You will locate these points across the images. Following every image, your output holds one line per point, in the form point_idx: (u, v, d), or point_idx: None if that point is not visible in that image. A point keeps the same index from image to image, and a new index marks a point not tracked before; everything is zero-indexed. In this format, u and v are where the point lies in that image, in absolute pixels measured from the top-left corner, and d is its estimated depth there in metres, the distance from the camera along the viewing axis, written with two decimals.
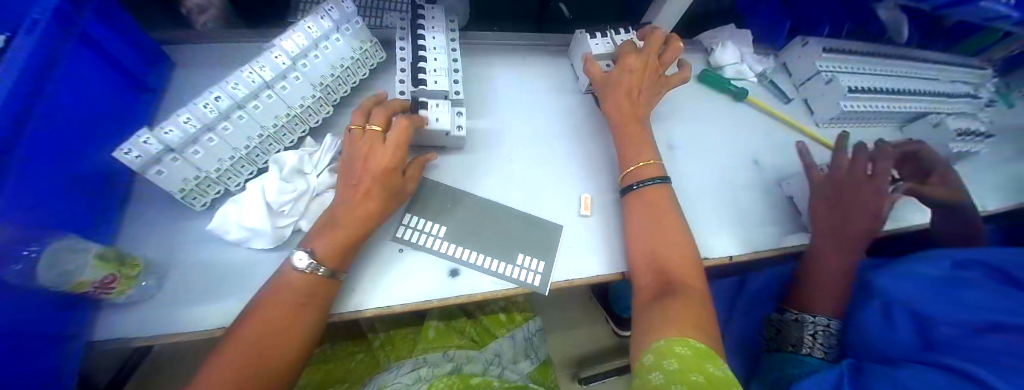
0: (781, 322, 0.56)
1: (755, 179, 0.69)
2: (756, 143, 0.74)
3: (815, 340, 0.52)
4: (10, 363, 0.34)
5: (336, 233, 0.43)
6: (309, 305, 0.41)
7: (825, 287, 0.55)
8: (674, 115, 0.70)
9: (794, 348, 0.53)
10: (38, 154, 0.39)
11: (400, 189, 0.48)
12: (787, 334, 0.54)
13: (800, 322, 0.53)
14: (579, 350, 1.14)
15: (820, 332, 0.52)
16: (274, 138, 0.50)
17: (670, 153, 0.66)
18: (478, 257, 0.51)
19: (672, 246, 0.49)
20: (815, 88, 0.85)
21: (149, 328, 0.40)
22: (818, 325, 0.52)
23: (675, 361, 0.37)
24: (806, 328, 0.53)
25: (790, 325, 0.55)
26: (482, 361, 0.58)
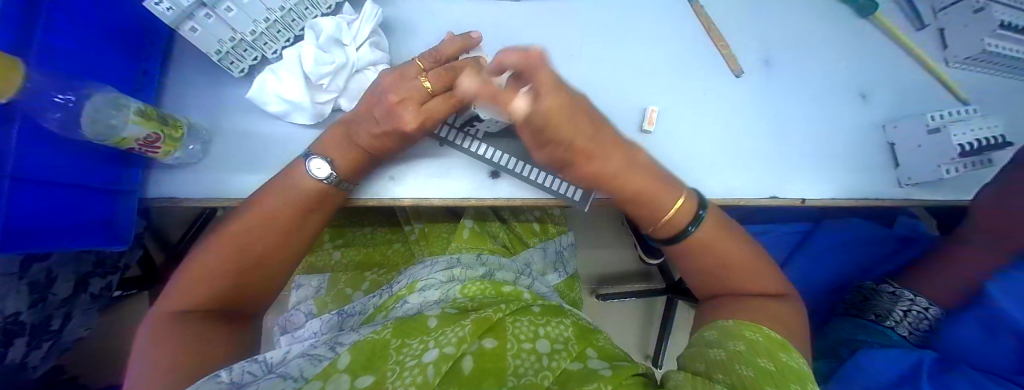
0: (872, 291, 0.56)
1: (858, 118, 0.57)
2: (869, 74, 0.60)
3: (905, 317, 0.51)
4: (57, 209, 0.35)
5: (356, 149, 0.41)
6: (319, 212, 0.43)
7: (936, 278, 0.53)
8: (779, 26, 0.57)
9: (877, 318, 0.53)
10: None
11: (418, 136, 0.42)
12: (874, 305, 0.54)
13: (896, 297, 0.53)
14: (599, 271, 1.16)
15: (913, 311, 0.51)
16: (310, 2, 0.43)
17: (764, 70, 0.54)
18: (514, 162, 0.45)
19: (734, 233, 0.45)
20: (957, 15, 0.66)
21: (196, 193, 0.41)
22: (915, 305, 0.51)
23: (742, 344, 0.35)
24: (901, 304, 0.52)
25: (883, 296, 0.55)
26: (514, 270, 0.57)
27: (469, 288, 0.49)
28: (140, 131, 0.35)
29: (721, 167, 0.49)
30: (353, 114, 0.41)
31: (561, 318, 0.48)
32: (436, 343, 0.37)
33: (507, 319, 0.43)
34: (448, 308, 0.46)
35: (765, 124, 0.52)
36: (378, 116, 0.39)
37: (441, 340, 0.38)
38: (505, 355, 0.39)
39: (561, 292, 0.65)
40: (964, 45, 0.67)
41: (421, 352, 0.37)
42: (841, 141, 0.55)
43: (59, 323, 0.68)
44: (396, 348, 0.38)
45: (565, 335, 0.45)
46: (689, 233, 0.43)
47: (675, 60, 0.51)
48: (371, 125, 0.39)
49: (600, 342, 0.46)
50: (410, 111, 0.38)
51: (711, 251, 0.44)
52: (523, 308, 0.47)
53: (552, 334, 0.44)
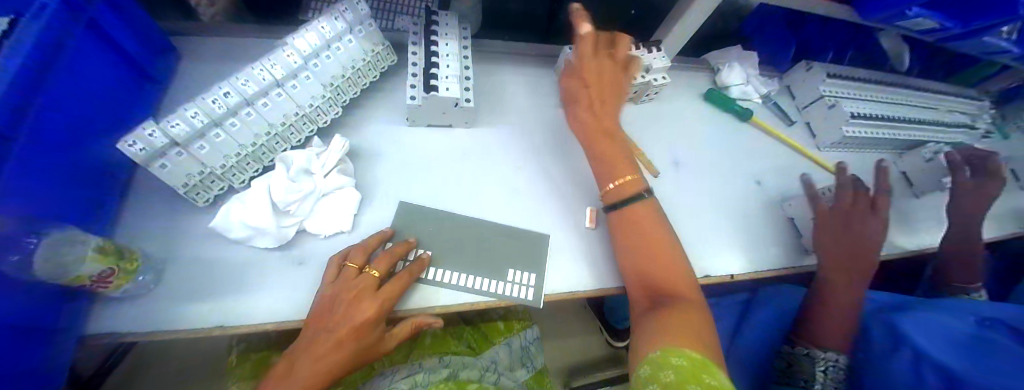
0: (791, 356, 0.55)
1: (759, 200, 0.69)
2: (758, 164, 0.74)
3: (826, 376, 0.52)
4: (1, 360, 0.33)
5: (313, 353, 0.38)
6: None
7: (835, 320, 0.55)
8: (681, 132, 0.70)
9: (805, 384, 0.52)
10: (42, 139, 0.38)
11: (375, 345, 0.42)
12: (797, 368, 0.54)
13: (812, 358, 0.53)
14: (570, 362, 1.13)
15: (830, 368, 0.52)
16: (281, 136, 0.49)
17: (677, 169, 0.65)
18: (458, 275, 0.47)
19: (666, 266, 0.47)
20: (819, 112, 0.85)
21: (143, 325, 0.39)
22: (828, 361, 0.53)
23: (672, 372, 0.34)
24: (818, 364, 0.53)
25: (801, 359, 0.54)
26: (478, 367, 0.57)
27: None
28: (94, 268, 0.36)
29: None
30: (303, 338, 0.39)
31: None
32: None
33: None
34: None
35: (687, 212, 0.61)
36: (334, 333, 0.39)
37: None
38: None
39: (533, 388, 0.64)
40: (829, 135, 0.85)
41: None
42: (749, 220, 0.65)
43: None
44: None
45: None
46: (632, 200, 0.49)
47: None
48: (324, 340, 0.39)
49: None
50: (369, 307, 0.40)
51: (650, 242, 0.47)
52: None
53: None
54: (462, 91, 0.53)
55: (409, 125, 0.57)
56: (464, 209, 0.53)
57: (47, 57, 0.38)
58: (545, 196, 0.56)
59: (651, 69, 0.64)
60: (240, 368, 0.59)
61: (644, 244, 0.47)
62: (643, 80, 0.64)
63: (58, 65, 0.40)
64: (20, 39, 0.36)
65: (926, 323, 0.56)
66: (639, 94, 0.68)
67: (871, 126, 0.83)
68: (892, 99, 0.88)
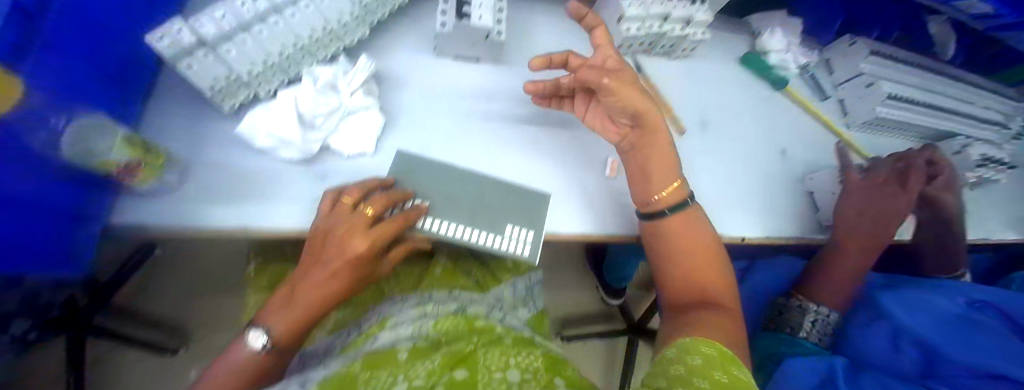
0: (785, 306, 0.63)
1: (781, 171, 0.68)
2: (785, 135, 0.72)
3: (813, 327, 0.59)
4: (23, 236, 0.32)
5: (315, 292, 0.40)
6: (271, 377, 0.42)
7: (833, 279, 0.61)
8: (712, 93, 0.68)
9: (792, 330, 0.60)
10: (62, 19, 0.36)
11: (371, 272, 0.44)
12: (789, 319, 0.61)
13: (805, 309, 0.60)
14: (565, 313, 1.17)
15: (819, 320, 0.59)
16: (307, 50, 0.47)
17: (703, 129, 0.63)
18: (453, 226, 0.46)
19: (693, 242, 0.47)
20: (854, 90, 0.82)
21: (167, 220, 0.40)
22: (820, 314, 0.59)
23: (699, 357, 0.36)
24: (808, 315, 0.60)
25: (794, 311, 0.61)
26: (485, 303, 0.60)
27: (443, 323, 0.50)
28: (122, 156, 0.37)
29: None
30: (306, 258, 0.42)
31: (532, 348, 0.48)
32: (404, 376, 0.39)
33: (478, 350, 0.45)
34: (418, 341, 0.47)
35: (707, 174, 0.60)
36: (333, 258, 0.40)
37: (409, 373, 0.40)
38: (475, 385, 0.40)
39: (535, 327, 0.67)
40: (861, 112, 0.82)
41: (389, 384, 0.38)
42: (767, 189, 0.65)
43: None
44: (366, 381, 0.39)
45: (535, 365, 0.44)
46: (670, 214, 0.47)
47: None
48: (319, 274, 0.40)
49: (574, 372, 0.46)
50: (359, 243, 0.40)
51: (682, 246, 0.47)
52: (495, 340, 0.48)
53: (522, 363, 0.44)
54: (494, 22, 0.50)
55: (437, 55, 0.55)
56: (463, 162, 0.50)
57: None
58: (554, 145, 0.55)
59: (692, 22, 0.61)
60: (259, 280, 0.62)
61: (677, 246, 0.47)
62: (680, 34, 0.61)
63: None
64: None
65: (911, 303, 0.59)
66: (673, 48, 0.65)
67: (907, 110, 0.80)
68: (936, 86, 0.84)
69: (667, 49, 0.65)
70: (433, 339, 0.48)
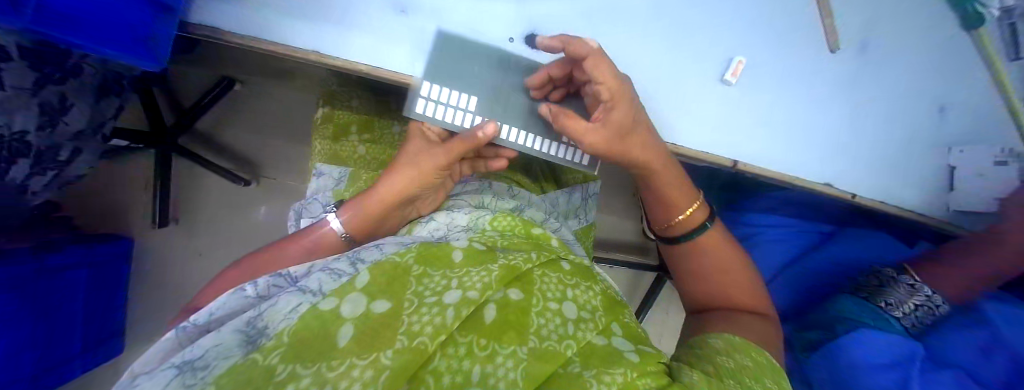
0: (888, 278, 0.58)
1: (931, 132, 0.55)
2: (955, 88, 0.57)
3: (913, 311, 0.55)
4: (101, 10, 0.32)
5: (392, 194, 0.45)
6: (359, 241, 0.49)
7: (965, 270, 0.56)
8: (891, 11, 0.51)
9: (887, 306, 0.56)
10: None
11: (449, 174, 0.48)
12: (886, 293, 0.57)
13: (913, 289, 0.55)
14: (602, 236, 1.16)
15: (921, 304, 0.55)
16: None
17: (859, 55, 0.49)
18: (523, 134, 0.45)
19: (737, 265, 0.50)
20: None
21: (247, 29, 0.38)
22: (927, 299, 0.55)
23: (750, 361, 0.38)
24: (914, 296, 0.55)
25: (899, 285, 0.57)
26: (542, 209, 0.59)
27: (501, 221, 0.50)
28: None
29: (776, 152, 0.48)
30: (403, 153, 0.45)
31: (591, 283, 0.47)
32: (459, 283, 0.38)
33: (535, 272, 0.43)
34: (475, 242, 0.45)
35: (840, 111, 0.49)
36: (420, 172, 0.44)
37: (464, 281, 0.38)
38: (528, 311, 0.38)
39: (580, 239, 0.66)
40: None
41: (441, 290, 0.37)
42: (904, 147, 0.53)
43: (69, 155, 0.66)
44: (417, 276, 0.38)
45: (592, 303, 0.43)
46: (694, 235, 0.50)
47: (778, 20, 0.46)
48: (392, 185, 0.45)
49: (627, 319, 0.45)
50: (433, 160, 0.43)
51: (711, 256, 0.50)
52: (552, 261, 0.46)
53: (579, 299, 0.43)
54: None
55: None
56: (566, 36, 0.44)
57: None
58: (667, 35, 0.44)
59: None
60: (326, 127, 0.63)
61: (702, 268, 0.50)
62: None
63: None
64: None
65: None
66: None
67: None
68: None
69: None
70: (489, 240, 0.46)
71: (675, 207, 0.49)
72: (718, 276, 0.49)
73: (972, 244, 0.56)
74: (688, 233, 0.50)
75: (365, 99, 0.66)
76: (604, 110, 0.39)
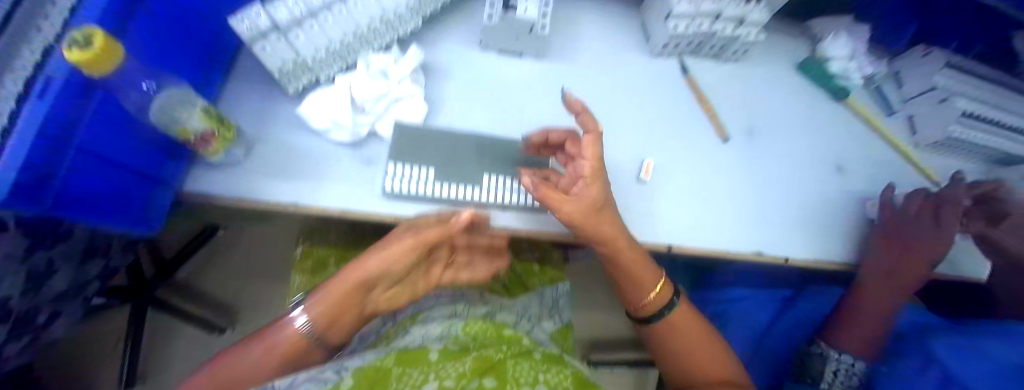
0: (804, 354, 0.64)
1: (838, 189, 0.63)
2: (843, 149, 0.67)
3: (836, 376, 0.60)
4: (100, 187, 0.37)
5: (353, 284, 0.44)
6: (331, 334, 0.46)
7: (862, 327, 0.61)
8: (761, 101, 0.65)
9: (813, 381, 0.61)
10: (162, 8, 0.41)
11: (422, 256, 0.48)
12: (809, 367, 0.62)
13: (823, 357, 0.61)
14: (594, 333, 1.15)
15: (841, 369, 0.60)
16: (366, 39, 0.51)
17: (749, 138, 0.61)
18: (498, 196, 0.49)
19: (699, 340, 0.54)
20: (925, 106, 0.72)
21: (233, 191, 0.44)
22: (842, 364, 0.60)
23: None
24: (829, 364, 0.60)
25: (813, 357, 0.62)
26: (514, 312, 0.61)
27: (472, 326, 0.51)
28: (200, 125, 0.40)
29: (710, 229, 0.54)
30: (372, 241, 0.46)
31: (562, 366, 0.47)
32: (437, 375, 0.40)
33: (508, 361, 0.44)
34: (450, 345, 0.46)
35: (749, 184, 0.58)
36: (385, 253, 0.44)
37: (442, 372, 0.40)
38: None
39: (556, 340, 0.65)
40: (930, 130, 0.72)
41: (420, 383, 0.39)
42: (817, 206, 0.60)
43: (45, 319, 0.67)
44: (397, 375, 0.40)
45: (563, 385, 0.43)
46: (666, 313, 0.55)
47: (674, 122, 0.58)
48: (363, 266, 0.45)
49: None
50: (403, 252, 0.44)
51: (684, 333, 0.55)
52: (524, 353, 0.47)
53: (551, 382, 0.43)
54: (540, 16, 0.52)
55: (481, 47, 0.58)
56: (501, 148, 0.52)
57: None
58: None
59: (746, 22, 0.58)
60: (304, 263, 0.67)
61: (675, 346, 0.54)
62: (731, 34, 0.58)
63: None
64: None
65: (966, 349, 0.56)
66: (724, 49, 0.63)
67: (985, 130, 0.69)
68: None
69: (717, 50, 0.63)
70: (462, 345, 0.48)
71: (642, 290, 0.54)
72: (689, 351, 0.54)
73: (857, 297, 0.62)
74: (657, 314, 0.55)
75: (343, 232, 0.71)
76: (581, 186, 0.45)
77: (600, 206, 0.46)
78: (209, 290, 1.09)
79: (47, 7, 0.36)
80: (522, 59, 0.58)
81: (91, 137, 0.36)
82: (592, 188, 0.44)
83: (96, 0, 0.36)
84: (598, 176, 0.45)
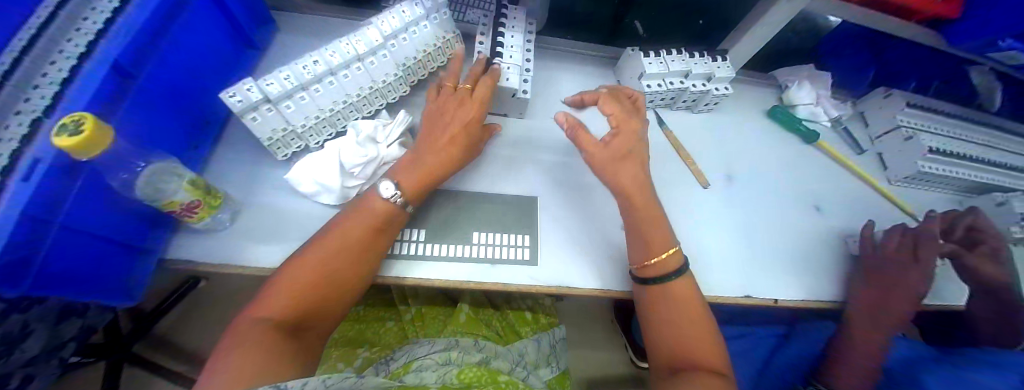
0: None
1: (819, 228, 0.65)
2: (819, 187, 0.70)
3: None
4: (78, 262, 0.37)
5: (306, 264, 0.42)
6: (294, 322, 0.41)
7: (854, 365, 0.58)
8: (734, 146, 0.68)
9: None
10: (151, 89, 0.44)
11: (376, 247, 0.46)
12: None
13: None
14: (593, 373, 1.11)
15: None
16: (355, 106, 0.54)
17: (728, 183, 0.63)
18: (494, 253, 0.50)
19: (693, 326, 0.46)
20: (892, 142, 0.75)
21: (216, 257, 0.44)
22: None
23: None
24: None
25: None
26: (509, 359, 0.59)
27: (466, 373, 0.49)
28: (185, 197, 0.40)
29: (699, 275, 0.54)
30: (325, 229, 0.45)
31: None
32: None
33: None
34: None
35: (732, 229, 0.59)
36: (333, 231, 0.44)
37: None
38: None
39: (554, 388, 0.64)
40: (901, 166, 0.74)
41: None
42: (801, 248, 0.61)
43: (13, 386, 0.60)
44: None
45: None
46: (670, 278, 0.47)
47: (653, 170, 0.61)
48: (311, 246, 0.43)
49: None
50: (421, 175, 0.47)
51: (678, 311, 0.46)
52: None
53: None
54: (520, 82, 0.56)
55: None
56: (488, 209, 0.54)
57: (160, 25, 0.45)
58: (569, 203, 0.57)
59: (713, 78, 0.63)
60: None
61: (671, 329, 0.46)
62: (702, 89, 0.63)
63: (169, 29, 0.47)
64: (138, 13, 0.43)
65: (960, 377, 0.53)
66: (696, 102, 0.67)
67: (953, 164, 0.71)
68: (983, 141, 0.77)
69: (691, 103, 0.68)
70: None
71: (652, 244, 0.47)
72: (679, 340, 0.46)
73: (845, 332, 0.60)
74: (662, 276, 0.47)
75: None
76: (611, 135, 0.50)
77: (625, 155, 0.50)
78: (190, 342, 1.03)
79: (31, 87, 0.37)
80: (507, 119, 0.63)
81: (75, 215, 0.36)
82: (622, 138, 0.50)
83: (88, 85, 0.38)
84: (631, 135, 0.51)
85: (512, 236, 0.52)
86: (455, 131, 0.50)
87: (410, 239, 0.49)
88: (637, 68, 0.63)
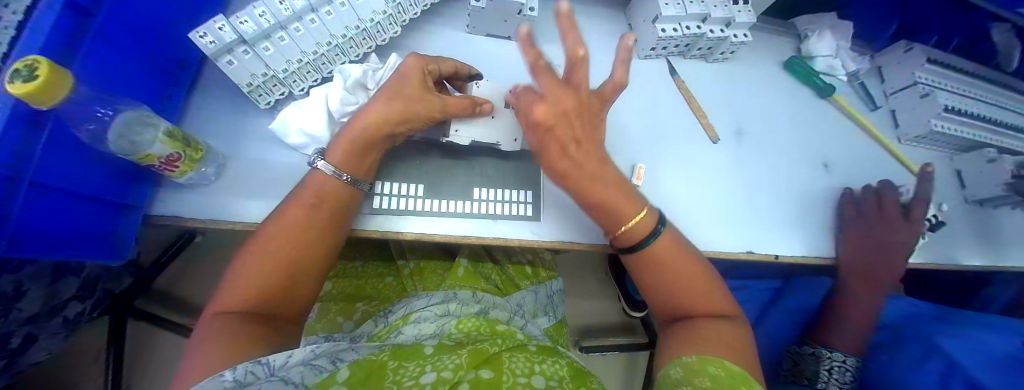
0: (799, 355, 0.62)
1: (826, 186, 0.63)
2: (828, 143, 0.67)
3: (831, 375, 0.58)
4: (53, 218, 0.35)
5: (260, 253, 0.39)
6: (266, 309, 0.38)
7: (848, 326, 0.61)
8: (746, 98, 0.65)
9: (809, 381, 0.59)
10: (110, 30, 0.40)
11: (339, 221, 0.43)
12: (803, 368, 0.60)
13: (818, 357, 0.59)
14: (587, 322, 1.15)
15: (836, 367, 0.58)
16: (340, 48, 0.49)
17: (737, 138, 0.61)
18: (493, 208, 0.49)
19: (690, 284, 0.45)
20: (907, 100, 0.72)
21: (202, 214, 0.42)
22: (834, 361, 0.58)
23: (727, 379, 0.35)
24: (823, 363, 0.58)
25: (807, 357, 0.60)
26: (507, 309, 0.59)
27: (466, 323, 0.50)
28: (164, 150, 0.37)
29: (701, 230, 0.54)
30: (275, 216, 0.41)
31: (556, 357, 0.47)
32: (433, 367, 0.38)
33: (503, 354, 0.43)
34: (445, 340, 0.46)
35: (736, 185, 0.58)
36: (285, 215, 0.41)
37: (437, 364, 0.38)
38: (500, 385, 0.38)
39: (551, 336, 0.66)
40: (914, 125, 0.71)
41: (418, 374, 0.37)
42: (804, 206, 0.60)
43: (18, 342, 0.61)
44: (393, 368, 0.38)
45: (559, 374, 0.43)
46: (648, 243, 0.44)
47: (661, 123, 0.58)
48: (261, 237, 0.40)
49: (596, 384, 0.44)
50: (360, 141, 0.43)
51: (673, 269, 0.44)
52: (518, 346, 0.47)
53: (547, 372, 0.43)
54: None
55: (470, 31, 0.59)
56: (489, 162, 0.52)
57: None
58: None
59: (733, 24, 0.58)
60: None
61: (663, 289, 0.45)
62: (720, 35, 0.58)
63: None
64: None
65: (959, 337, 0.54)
66: (711, 50, 0.63)
67: (968, 123, 0.69)
68: (1000, 100, 0.74)
69: (705, 51, 0.64)
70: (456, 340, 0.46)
71: (617, 215, 0.43)
72: (678, 300, 0.45)
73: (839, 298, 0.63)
74: (641, 241, 0.44)
75: None
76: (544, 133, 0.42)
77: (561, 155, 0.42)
78: (191, 292, 1.05)
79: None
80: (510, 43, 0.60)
81: (45, 170, 0.34)
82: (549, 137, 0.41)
83: (41, 27, 0.35)
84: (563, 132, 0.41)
85: (511, 191, 0.50)
86: (412, 82, 0.44)
87: (407, 192, 0.48)
88: (651, 10, 0.58)
